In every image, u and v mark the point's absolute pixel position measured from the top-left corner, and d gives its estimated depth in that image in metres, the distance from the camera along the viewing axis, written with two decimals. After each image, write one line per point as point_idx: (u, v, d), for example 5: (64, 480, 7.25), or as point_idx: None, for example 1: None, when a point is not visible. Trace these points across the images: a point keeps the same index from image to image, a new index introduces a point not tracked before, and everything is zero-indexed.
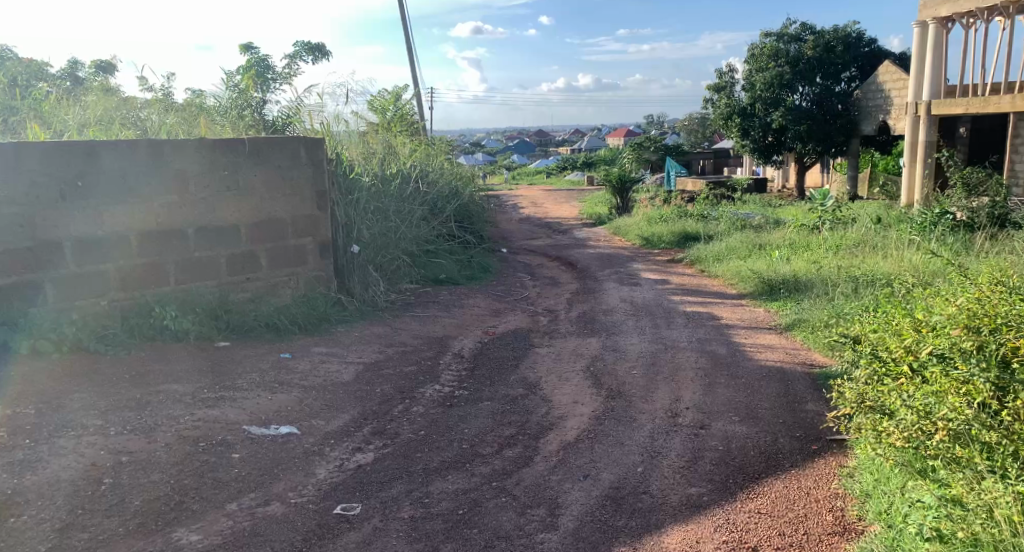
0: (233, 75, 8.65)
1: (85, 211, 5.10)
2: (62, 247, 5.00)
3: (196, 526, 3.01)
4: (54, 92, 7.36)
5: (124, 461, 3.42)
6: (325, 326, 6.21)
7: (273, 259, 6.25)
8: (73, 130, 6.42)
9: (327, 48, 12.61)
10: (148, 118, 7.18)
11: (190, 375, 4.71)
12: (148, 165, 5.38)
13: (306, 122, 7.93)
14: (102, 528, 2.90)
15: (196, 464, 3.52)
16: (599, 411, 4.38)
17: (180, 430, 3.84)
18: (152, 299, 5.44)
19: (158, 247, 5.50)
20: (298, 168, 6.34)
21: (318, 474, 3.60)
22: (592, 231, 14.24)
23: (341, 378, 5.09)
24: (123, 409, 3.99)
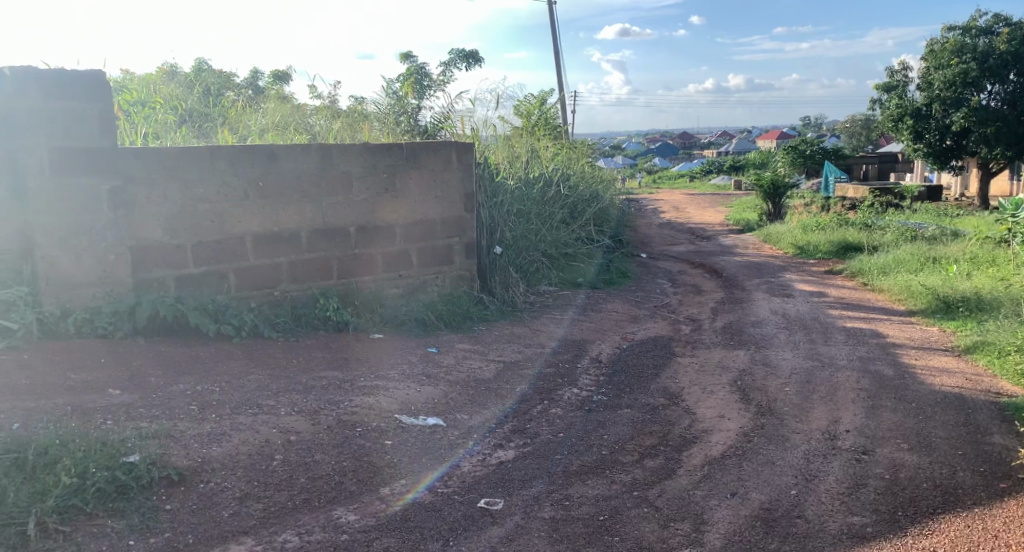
0: (391, 81, 8.97)
1: (264, 209, 5.58)
2: (244, 242, 5.50)
3: (353, 506, 3.21)
4: (239, 100, 8.10)
5: (293, 440, 3.72)
6: (469, 324, 6.43)
7: (424, 257, 6.54)
8: (255, 135, 7.06)
9: (480, 53, 13.00)
10: (318, 125, 7.75)
11: (347, 364, 5.04)
12: (318, 168, 5.80)
13: (457, 127, 8.37)
14: (274, 500, 3.17)
15: (353, 448, 3.76)
16: (747, 427, 4.20)
17: (339, 414, 4.12)
18: (317, 291, 5.87)
19: (324, 243, 5.91)
20: (450, 172, 6.60)
21: (462, 466, 3.73)
22: (739, 237, 13.70)
23: (483, 375, 5.23)
24: (291, 392, 4.33)
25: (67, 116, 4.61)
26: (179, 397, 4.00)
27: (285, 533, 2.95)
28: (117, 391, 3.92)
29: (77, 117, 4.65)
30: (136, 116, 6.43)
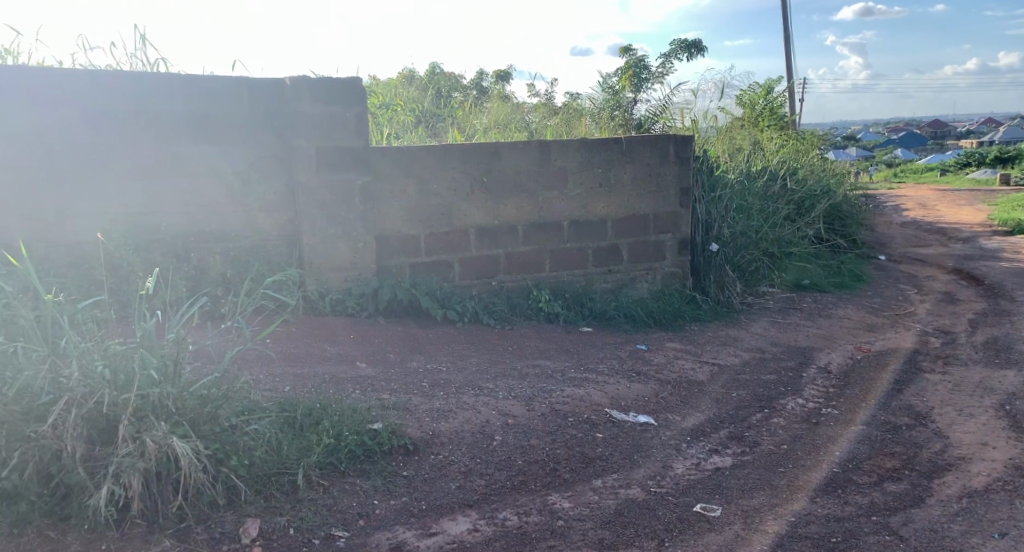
0: (608, 76, 8.99)
1: (488, 203, 5.87)
2: (468, 234, 5.83)
3: (568, 494, 3.27)
4: (464, 101, 8.62)
5: (510, 423, 3.88)
6: (680, 323, 6.27)
7: (637, 253, 6.49)
8: (479, 133, 7.48)
9: (702, 43, 12.58)
10: (536, 122, 8.03)
11: (560, 354, 5.16)
12: (540, 163, 5.98)
13: (675, 120, 8.29)
14: (494, 478, 3.33)
15: (567, 437, 3.84)
16: (1017, 460, 3.64)
17: (553, 403, 4.22)
18: (532, 283, 6.08)
19: (540, 236, 6.09)
20: (667, 166, 6.47)
21: (676, 468, 3.64)
22: (1006, 240, 11.87)
23: (697, 376, 5.06)
24: (508, 377, 4.52)
25: (332, 119, 5.18)
26: (411, 373, 4.36)
27: (505, 511, 3.08)
28: (361, 364, 4.38)
29: (339, 119, 5.20)
30: (380, 118, 7.13)
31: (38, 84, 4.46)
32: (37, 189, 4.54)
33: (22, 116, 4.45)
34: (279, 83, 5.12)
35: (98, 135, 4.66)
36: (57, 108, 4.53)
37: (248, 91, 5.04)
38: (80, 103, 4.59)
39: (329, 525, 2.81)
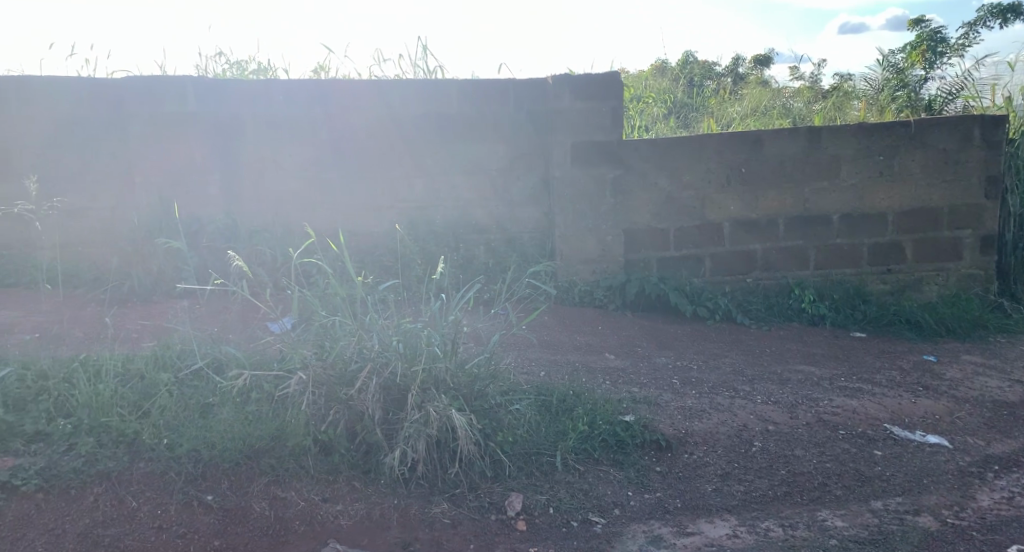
0: (892, 52, 8.01)
1: (747, 196, 5.56)
2: (723, 228, 5.57)
3: (841, 512, 3.00)
4: (720, 88, 8.28)
5: (771, 430, 3.65)
6: (979, 333, 5.41)
7: (924, 251, 5.72)
8: (736, 122, 7.15)
9: (1021, 6, 10.68)
10: (800, 107, 7.45)
11: (827, 360, 4.74)
12: (811, 150, 5.53)
13: (980, 98, 7.12)
14: (755, 485, 3.16)
15: (838, 451, 3.50)
16: None
17: (819, 412, 3.89)
18: (793, 281, 5.66)
19: (805, 231, 5.64)
20: (968, 151, 5.61)
21: (979, 500, 3.15)
22: None
23: (1003, 397, 4.33)
24: (767, 381, 4.27)
25: (591, 114, 5.25)
26: (664, 369, 4.31)
27: (768, 520, 2.91)
28: (613, 355, 4.44)
29: (598, 114, 5.26)
30: (633, 110, 7.10)
31: (343, 96, 5.12)
32: (339, 187, 5.20)
33: (330, 125, 5.14)
34: (543, 81, 5.34)
35: (387, 136, 5.23)
36: (356, 115, 5.16)
37: (514, 90, 5.33)
38: (372, 109, 5.18)
39: (586, 510, 2.90)
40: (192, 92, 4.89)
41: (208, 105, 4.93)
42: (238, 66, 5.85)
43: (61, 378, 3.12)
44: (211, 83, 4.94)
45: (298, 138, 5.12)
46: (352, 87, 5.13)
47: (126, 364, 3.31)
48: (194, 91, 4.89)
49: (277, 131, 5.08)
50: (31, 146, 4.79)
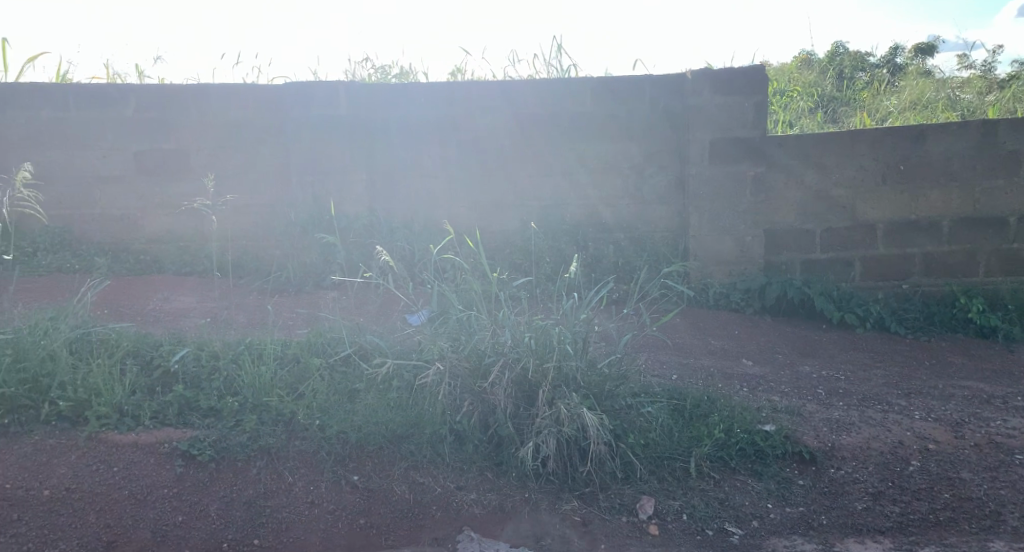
0: None
1: (906, 194, 5.13)
2: (877, 229, 5.18)
3: (1018, 544, 2.69)
4: (876, 79, 7.70)
5: (931, 449, 3.34)
6: None
7: None
8: (893, 116, 6.63)
9: None
10: (969, 98, 6.79)
11: (997, 376, 4.29)
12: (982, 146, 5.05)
13: None
14: (913, 508, 2.91)
15: (1013, 476, 3.15)
16: None
17: (989, 433, 3.52)
18: (958, 288, 5.18)
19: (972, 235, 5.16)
20: None
21: None
22: None
23: None
24: (926, 396, 3.92)
25: (732, 110, 5.05)
26: (807, 377, 4.07)
27: (928, 547, 2.67)
28: (751, 362, 4.24)
29: (740, 109, 5.05)
30: (776, 105, 6.76)
31: (481, 96, 5.26)
32: (475, 185, 5.34)
33: (468, 123, 5.28)
34: (682, 77, 5.20)
35: (522, 135, 5.30)
36: (494, 114, 5.27)
37: (652, 86, 5.24)
38: (510, 108, 5.27)
39: (722, 520, 2.80)
40: (343, 95, 5.21)
41: (357, 107, 5.23)
42: (382, 71, 6.13)
43: (228, 359, 3.40)
44: (361, 87, 5.23)
45: (438, 138, 5.30)
46: (490, 86, 5.25)
47: (284, 349, 3.55)
48: (346, 94, 5.21)
49: (419, 132, 5.28)
50: (205, 146, 5.19)
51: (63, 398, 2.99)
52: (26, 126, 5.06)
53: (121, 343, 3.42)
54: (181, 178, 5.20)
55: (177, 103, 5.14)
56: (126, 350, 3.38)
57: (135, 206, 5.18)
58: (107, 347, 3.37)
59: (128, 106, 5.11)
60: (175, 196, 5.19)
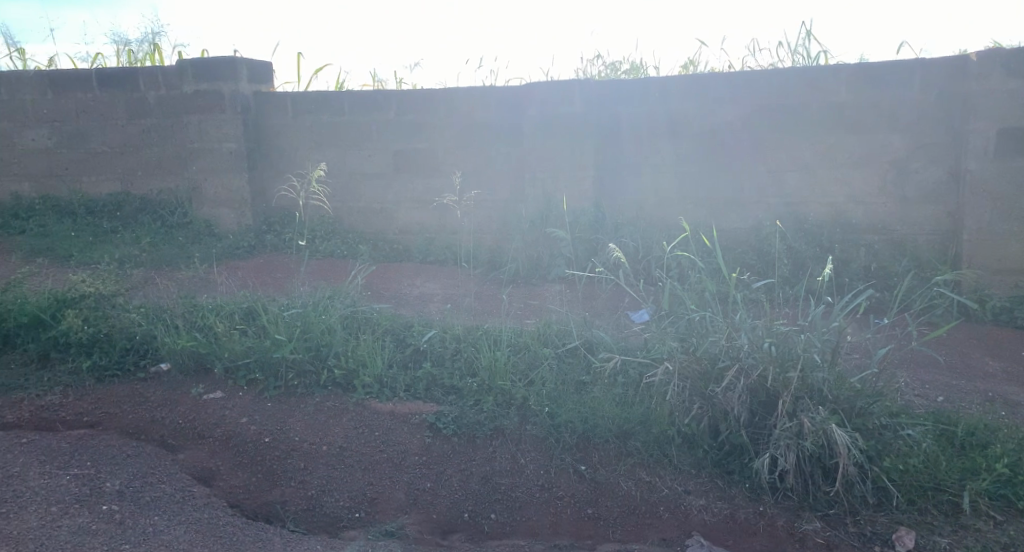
0: None
1: None
2: None
3: None
4: None
5: None
6: None
7: None
8: None
9: None
10: None
11: None
12: None
13: None
14: None
15: None
16: None
17: None
18: None
19: None
20: None
21: None
22: None
23: None
24: None
25: None
26: None
27: None
28: None
29: None
30: None
31: (721, 90, 5.07)
32: (709, 181, 5.17)
33: (705, 117, 5.12)
34: (963, 59, 4.61)
35: (764, 130, 5.02)
36: (734, 109, 5.06)
37: (923, 71, 4.69)
38: (752, 101, 5.02)
39: None
40: (578, 92, 5.30)
41: (592, 104, 5.28)
42: (613, 67, 6.15)
43: (469, 342, 3.65)
44: (596, 85, 5.26)
45: (672, 133, 5.20)
46: (728, 78, 5.05)
47: (518, 336, 3.71)
48: (580, 93, 5.28)
49: (653, 128, 5.22)
50: (452, 145, 5.60)
51: (337, 366, 3.42)
52: (310, 129, 5.82)
53: (381, 321, 3.82)
54: (431, 175, 5.68)
55: (431, 106, 5.61)
56: (384, 329, 3.78)
57: (392, 200, 5.76)
58: (369, 324, 3.79)
59: (390, 109, 5.67)
60: (426, 192, 5.69)
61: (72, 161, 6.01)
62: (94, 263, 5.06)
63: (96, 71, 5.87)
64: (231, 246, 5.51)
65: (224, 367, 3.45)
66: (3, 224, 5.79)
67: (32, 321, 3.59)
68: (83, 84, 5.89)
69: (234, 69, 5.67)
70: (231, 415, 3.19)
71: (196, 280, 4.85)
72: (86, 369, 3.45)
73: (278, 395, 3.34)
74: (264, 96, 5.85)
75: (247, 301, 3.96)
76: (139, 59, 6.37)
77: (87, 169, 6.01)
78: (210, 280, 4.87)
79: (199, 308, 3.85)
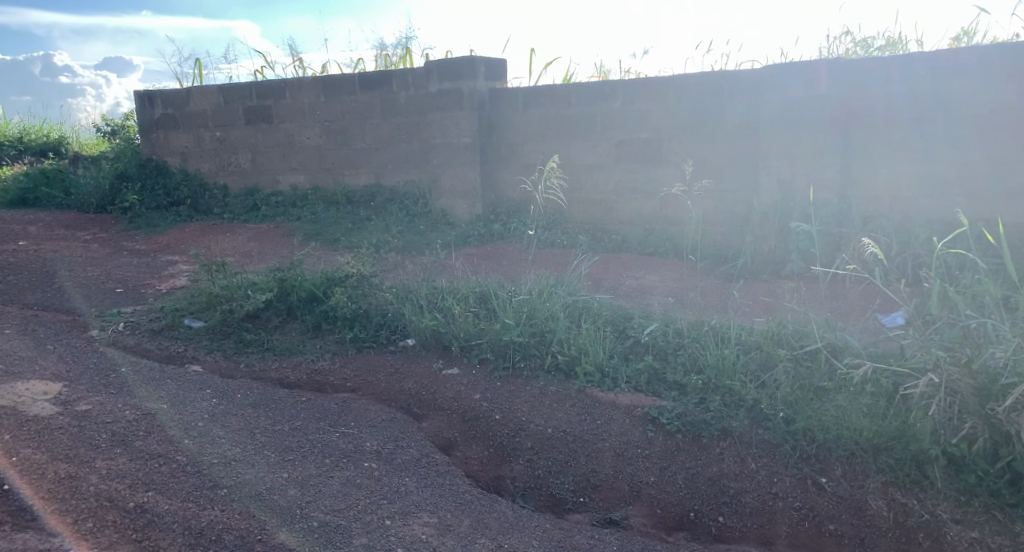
0: None
1: None
2: None
3: None
4: None
5: None
6: None
7: None
8: None
9: None
10: None
11: None
12: None
13: None
14: None
15: None
16: None
17: None
18: None
19: None
20: None
21: None
22: None
23: None
24: None
25: None
26: None
27: None
28: None
29: None
30: None
31: (1005, 63, 4.41)
32: (984, 169, 4.53)
33: (982, 95, 4.48)
34: None
35: None
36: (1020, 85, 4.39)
37: None
38: None
39: None
40: (823, 72, 4.89)
41: (841, 85, 4.85)
42: (865, 44, 5.59)
43: (694, 338, 3.54)
44: (847, 64, 4.82)
45: (937, 115, 4.62)
46: (1014, 49, 4.38)
47: (747, 333, 3.53)
48: (828, 73, 4.88)
49: (914, 110, 4.67)
50: (678, 134, 5.46)
51: (561, 352, 3.51)
52: (538, 121, 6.01)
53: (603, 311, 3.85)
54: (658, 165, 5.58)
55: (659, 94, 5.51)
56: (607, 319, 3.80)
57: (613, 190, 5.78)
58: (592, 314, 3.82)
59: (617, 99, 5.67)
60: (652, 182, 5.61)
61: (337, 156, 6.79)
62: (356, 247, 5.69)
63: (359, 76, 6.55)
64: (463, 234, 5.86)
65: (461, 345, 3.70)
66: (284, 211, 6.74)
67: (309, 295, 4.12)
68: (347, 87, 6.61)
69: (474, 67, 6.03)
70: (465, 391, 3.41)
71: (437, 264, 5.25)
72: (349, 340, 3.89)
73: (505, 375, 3.50)
74: (498, 91, 6.14)
75: (479, 286, 4.20)
76: (393, 63, 7.01)
77: (348, 164, 6.76)
78: (448, 264, 5.24)
79: (439, 290, 4.16)
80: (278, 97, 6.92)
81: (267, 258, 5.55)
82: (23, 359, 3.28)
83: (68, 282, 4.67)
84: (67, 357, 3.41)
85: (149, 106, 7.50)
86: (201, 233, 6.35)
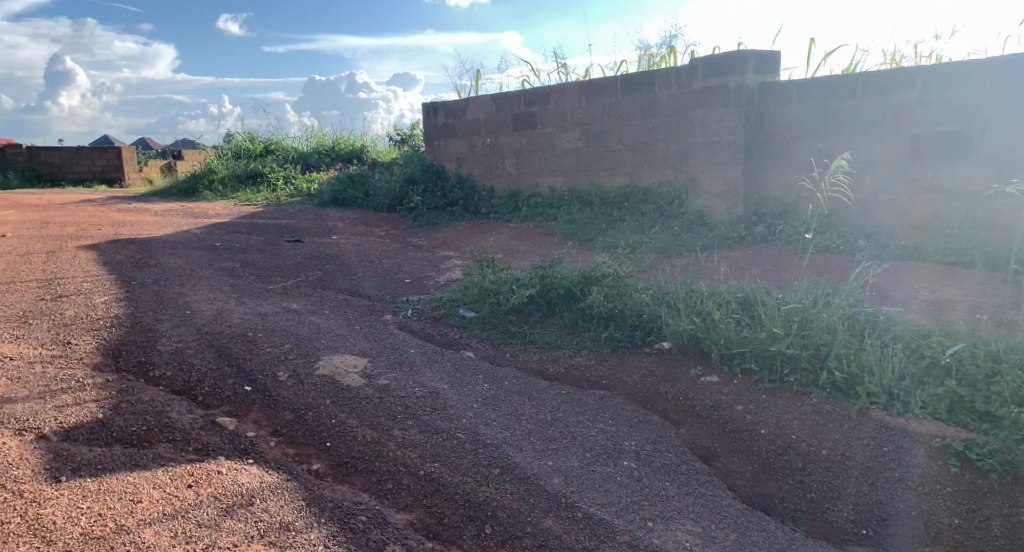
0: None
1: None
2: None
3: None
4: None
5: None
6: None
7: None
8: None
9: None
10: None
11: None
12: None
13: None
14: None
15: None
16: None
17: None
18: None
19: None
20: None
21: None
22: None
23: None
24: None
25: None
26: None
27: None
28: None
29: None
30: None
31: None
32: None
33: None
34: None
35: None
36: None
37: None
38: None
39: None
40: None
41: None
42: None
43: (1012, 364, 3.02)
44: None
45: None
46: None
47: None
48: None
49: None
50: (994, 123, 4.72)
51: (838, 368, 3.20)
52: (815, 116, 5.56)
53: (891, 327, 3.45)
54: (968, 161, 4.87)
55: (971, 78, 4.79)
56: (895, 335, 3.39)
57: (903, 190, 5.17)
58: (877, 330, 3.45)
59: (913, 88, 5.05)
60: (959, 180, 4.93)
61: (596, 157, 6.92)
62: (614, 246, 5.76)
63: (622, 77, 6.61)
64: (723, 235, 5.62)
65: (721, 352, 3.54)
66: (543, 211, 7.01)
67: (571, 293, 4.25)
68: (611, 88, 6.71)
69: (743, 61, 5.72)
70: (726, 400, 3.27)
71: (696, 266, 5.09)
72: (606, 338, 3.94)
73: (772, 389, 3.28)
74: (768, 85, 5.78)
75: (743, 291, 4.00)
76: (657, 62, 6.97)
77: (608, 164, 6.84)
78: (708, 268, 5.06)
79: (699, 294, 4.04)
80: (544, 102, 7.25)
81: (531, 255, 5.84)
82: (338, 336, 3.82)
83: (366, 272, 5.36)
84: (370, 336, 3.90)
85: (433, 116, 8.31)
86: (473, 231, 6.87)
